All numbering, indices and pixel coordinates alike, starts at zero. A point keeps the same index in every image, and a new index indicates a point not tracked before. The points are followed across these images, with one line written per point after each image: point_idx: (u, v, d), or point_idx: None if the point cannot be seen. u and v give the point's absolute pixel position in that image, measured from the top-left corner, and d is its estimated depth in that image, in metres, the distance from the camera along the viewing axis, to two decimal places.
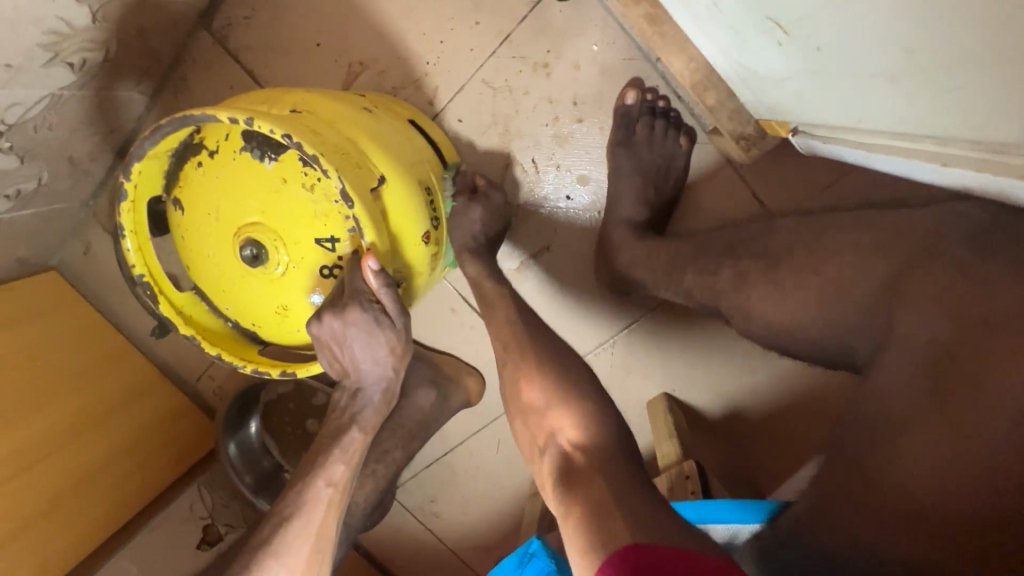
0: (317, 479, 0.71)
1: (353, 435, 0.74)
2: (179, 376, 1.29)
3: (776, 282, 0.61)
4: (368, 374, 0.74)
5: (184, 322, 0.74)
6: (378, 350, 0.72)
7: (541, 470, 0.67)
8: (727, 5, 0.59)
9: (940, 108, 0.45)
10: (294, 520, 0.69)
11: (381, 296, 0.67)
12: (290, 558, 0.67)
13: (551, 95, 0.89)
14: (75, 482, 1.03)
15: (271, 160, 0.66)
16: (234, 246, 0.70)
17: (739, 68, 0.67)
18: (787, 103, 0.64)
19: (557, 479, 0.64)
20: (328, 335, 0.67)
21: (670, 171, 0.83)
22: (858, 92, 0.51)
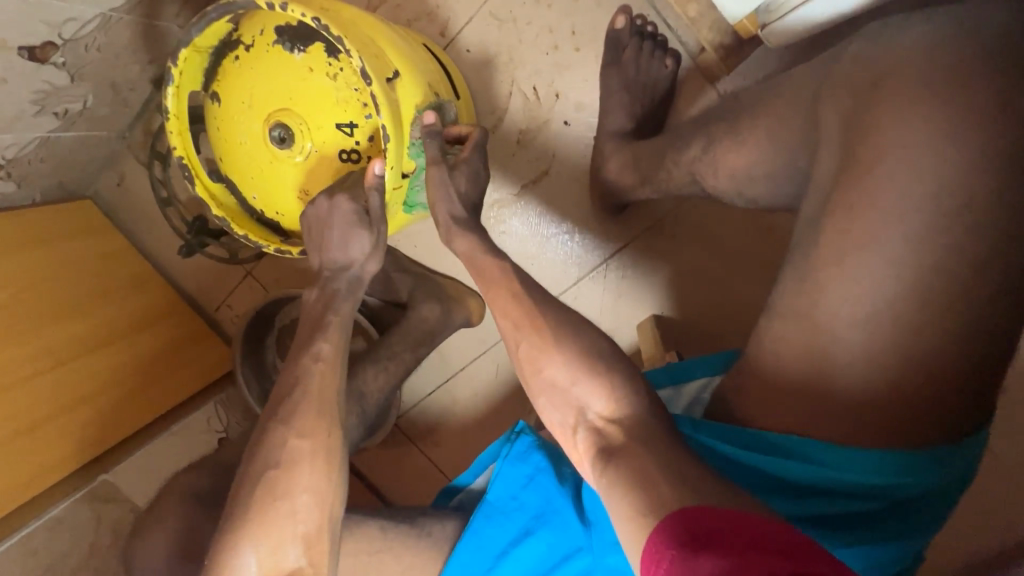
0: (305, 356, 0.72)
1: (329, 319, 0.75)
2: (200, 305, 1.38)
3: (743, 144, 0.67)
4: (342, 262, 0.77)
5: (217, 205, 0.84)
6: (352, 244, 0.76)
7: (538, 381, 0.64)
8: None
9: None
10: (292, 395, 0.68)
11: (371, 197, 0.73)
12: (298, 423, 0.66)
13: (551, 25, 0.97)
14: (96, 385, 1.09)
15: (300, 52, 0.75)
16: (264, 132, 0.78)
17: None
18: None
19: (552, 390, 0.63)
20: (316, 215, 0.75)
21: (654, 89, 0.92)
22: None
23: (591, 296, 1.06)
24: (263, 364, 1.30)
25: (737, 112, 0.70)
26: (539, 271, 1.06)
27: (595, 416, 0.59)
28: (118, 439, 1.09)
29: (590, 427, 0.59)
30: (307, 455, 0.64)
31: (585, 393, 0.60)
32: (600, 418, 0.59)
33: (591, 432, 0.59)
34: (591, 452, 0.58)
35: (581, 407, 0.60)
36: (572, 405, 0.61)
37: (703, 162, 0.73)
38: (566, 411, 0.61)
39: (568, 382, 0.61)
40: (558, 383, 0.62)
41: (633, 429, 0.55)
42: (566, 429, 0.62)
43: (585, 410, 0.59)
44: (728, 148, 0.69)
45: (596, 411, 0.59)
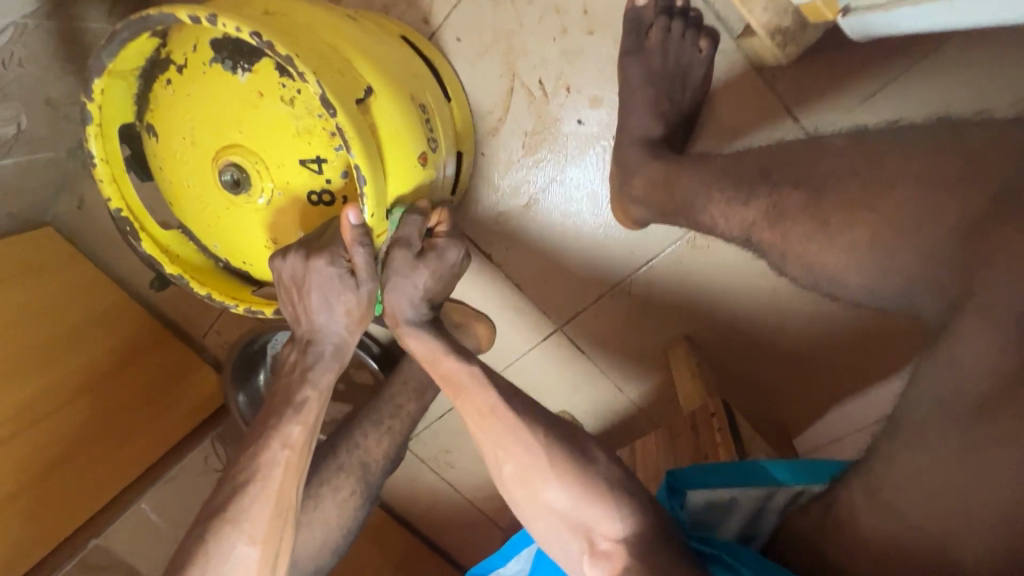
0: (272, 441, 0.61)
1: (306, 393, 0.63)
2: (187, 332, 1.27)
3: (822, 218, 0.54)
4: (324, 325, 0.63)
5: (170, 260, 0.70)
6: (336, 308, 0.62)
7: (523, 495, 0.57)
8: None
9: None
10: (249, 487, 0.59)
11: (355, 255, 0.58)
12: (249, 525, 0.57)
13: (558, 3, 0.80)
14: (78, 440, 1.01)
15: (244, 72, 0.59)
16: (213, 173, 0.64)
17: None
18: None
19: (545, 509, 0.55)
20: (289, 275, 0.59)
21: (687, 80, 0.75)
22: None
23: (596, 328, 0.95)
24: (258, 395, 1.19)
25: (819, 161, 0.55)
26: (535, 301, 0.95)
27: (603, 539, 0.52)
28: (113, 493, 1.02)
29: (600, 553, 0.52)
30: (257, 566, 0.57)
31: (589, 516, 0.53)
32: (609, 541, 0.52)
33: (600, 558, 0.52)
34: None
35: (587, 531, 0.53)
36: (580, 535, 0.53)
37: (763, 219, 0.58)
38: (569, 537, 0.54)
39: (567, 509, 0.54)
40: (554, 506, 0.55)
41: (646, 554, 0.50)
42: (570, 562, 0.54)
43: (591, 533, 0.53)
44: (804, 223, 0.55)
45: (603, 533, 0.52)
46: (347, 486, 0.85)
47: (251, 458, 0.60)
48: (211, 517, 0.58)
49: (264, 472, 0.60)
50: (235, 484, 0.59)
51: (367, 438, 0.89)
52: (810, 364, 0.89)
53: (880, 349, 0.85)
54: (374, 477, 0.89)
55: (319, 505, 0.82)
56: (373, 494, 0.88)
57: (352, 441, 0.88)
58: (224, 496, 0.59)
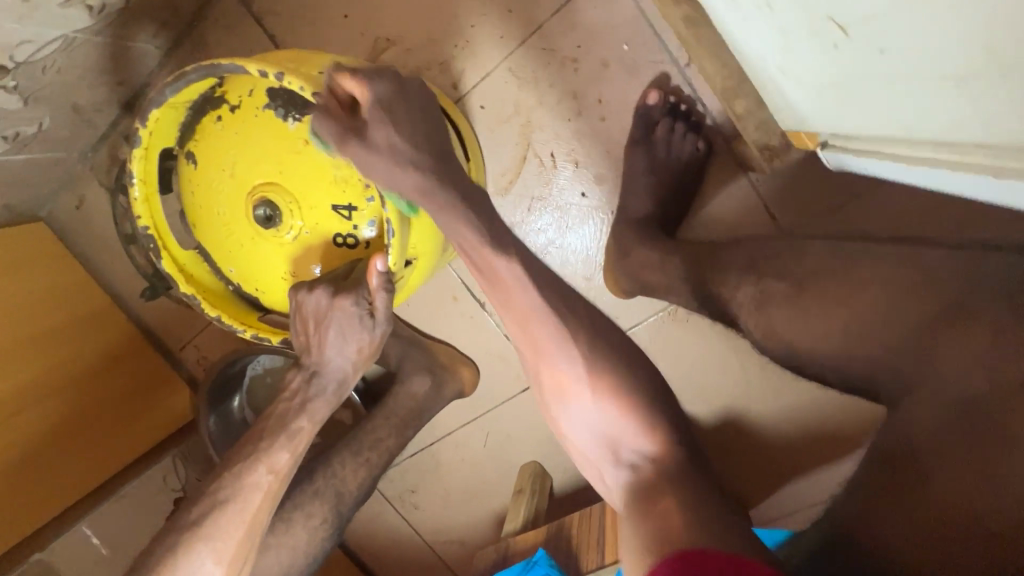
0: (259, 464, 0.62)
1: (300, 422, 0.65)
2: (165, 343, 1.26)
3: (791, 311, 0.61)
4: (331, 360, 0.66)
5: (184, 278, 0.72)
6: (348, 344, 0.65)
7: (557, 400, 0.58)
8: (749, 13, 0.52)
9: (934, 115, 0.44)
10: (229, 505, 0.59)
11: (377, 299, 0.62)
12: (219, 544, 0.58)
13: (576, 90, 0.88)
14: (37, 445, 0.98)
15: (295, 121, 0.65)
16: (247, 205, 0.68)
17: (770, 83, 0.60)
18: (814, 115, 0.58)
19: (584, 424, 0.56)
20: (312, 308, 0.63)
21: (684, 176, 0.85)
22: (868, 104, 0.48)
23: (669, 339, 0.94)
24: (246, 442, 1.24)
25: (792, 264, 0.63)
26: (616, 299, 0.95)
27: (630, 452, 0.54)
28: (66, 503, 1.00)
29: (626, 464, 0.54)
30: None
31: (620, 429, 0.54)
32: (638, 454, 0.53)
33: (624, 468, 0.54)
34: (624, 491, 0.53)
35: (614, 444, 0.54)
36: (603, 450, 0.55)
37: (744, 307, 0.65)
38: (595, 447, 0.56)
39: (602, 425, 0.55)
40: (587, 416, 0.56)
41: (672, 466, 0.51)
42: (591, 464, 0.57)
43: (616, 446, 0.54)
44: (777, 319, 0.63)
45: (630, 446, 0.54)
46: (320, 514, 0.85)
47: (235, 476, 0.61)
48: (185, 530, 0.58)
49: (249, 491, 0.61)
50: (217, 501, 0.60)
51: (343, 471, 0.90)
52: (769, 444, 0.96)
53: (835, 436, 0.92)
54: (347, 508, 0.89)
55: (289, 529, 0.82)
56: (340, 526, 0.88)
57: (330, 470, 0.89)
58: (198, 512, 0.59)
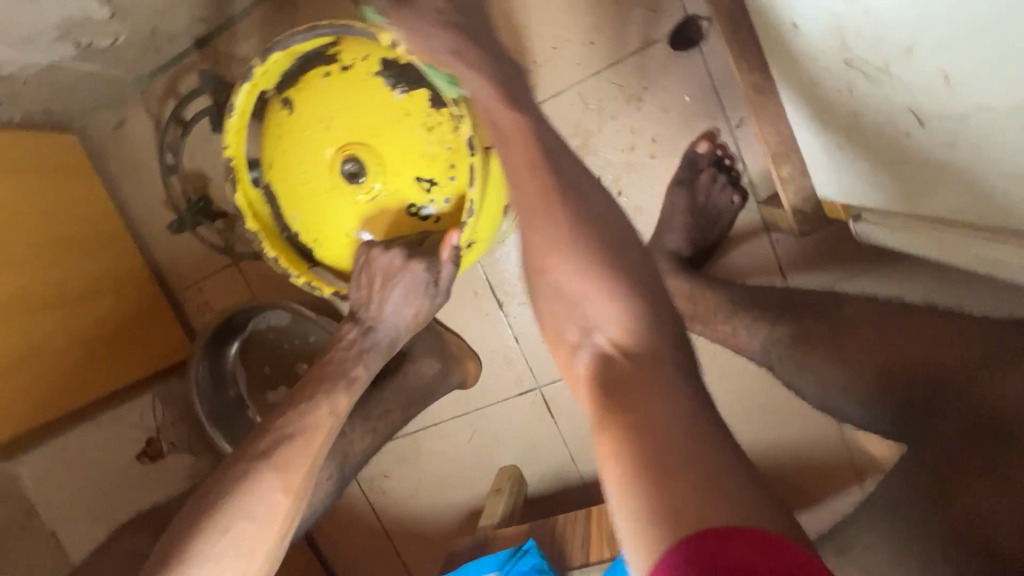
0: (321, 404, 0.64)
1: (358, 371, 0.69)
2: (169, 280, 1.24)
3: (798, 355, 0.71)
4: (389, 317, 0.70)
5: (252, 216, 0.75)
6: (408, 305, 0.70)
7: (546, 291, 0.55)
8: (825, 86, 0.61)
9: (962, 194, 0.52)
10: (292, 440, 0.61)
11: (444, 269, 0.66)
12: (287, 473, 0.59)
13: (634, 126, 0.97)
14: (28, 353, 0.96)
15: (401, 92, 0.69)
16: (334, 159, 0.72)
17: (825, 151, 0.70)
18: (857, 186, 0.68)
19: (560, 300, 0.54)
20: (382, 266, 0.67)
21: (717, 222, 0.94)
22: (910, 177, 0.57)
23: None
24: (236, 408, 1.21)
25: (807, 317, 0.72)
26: None
27: (603, 339, 0.52)
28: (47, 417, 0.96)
29: (595, 349, 0.52)
30: (281, 516, 0.57)
31: (594, 310, 0.52)
32: (608, 342, 0.51)
33: (595, 353, 0.52)
34: (591, 374, 0.51)
35: (587, 326, 0.52)
36: (579, 336, 0.53)
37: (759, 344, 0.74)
38: (568, 325, 0.54)
39: (580, 300, 0.53)
40: (567, 294, 0.53)
41: (647, 357, 0.49)
42: (562, 344, 0.54)
43: (593, 328, 0.52)
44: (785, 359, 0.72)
45: (603, 330, 0.52)
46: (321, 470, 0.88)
47: (297, 412, 0.63)
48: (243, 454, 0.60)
49: (311, 428, 0.62)
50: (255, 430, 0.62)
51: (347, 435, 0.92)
52: None
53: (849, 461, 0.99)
54: (345, 470, 0.91)
55: None
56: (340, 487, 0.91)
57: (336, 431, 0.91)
58: (265, 443, 0.60)
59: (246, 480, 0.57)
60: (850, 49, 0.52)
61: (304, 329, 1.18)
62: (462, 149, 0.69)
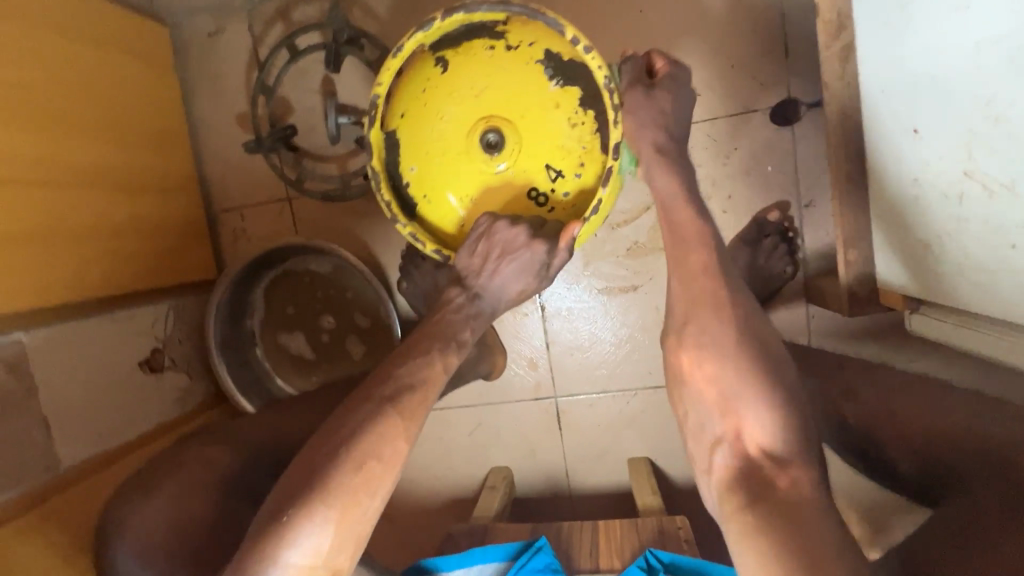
0: (436, 359, 0.66)
1: (463, 334, 0.71)
2: (212, 198, 1.22)
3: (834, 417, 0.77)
4: (494, 288, 0.75)
5: (377, 157, 0.77)
6: (518, 281, 0.75)
7: (693, 381, 0.63)
8: (926, 190, 0.70)
9: (1020, 303, 0.59)
10: (415, 390, 0.62)
11: (558, 256, 0.72)
12: (411, 420, 0.60)
13: (714, 179, 1.05)
14: (68, 227, 0.91)
15: (556, 85, 0.73)
16: (474, 127, 0.75)
17: (897, 244, 0.78)
18: (914, 282, 0.76)
19: (704, 398, 0.62)
20: (504, 239, 0.72)
21: (769, 285, 1.01)
22: (972, 281, 0.65)
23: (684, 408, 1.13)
24: (245, 341, 1.19)
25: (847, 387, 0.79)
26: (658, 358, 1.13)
27: (749, 441, 0.57)
28: (69, 298, 0.91)
29: (740, 447, 0.57)
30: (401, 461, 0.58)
31: (743, 410, 0.58)
32: (754, 445, 0.57)
33: (736, 450, 0.58)
34: (730, 470, 0.57)
35: (735, 426, 0.58)
36: (726, 432, 0.59)
37: None
38: (716, 417, 0.60)
39: (730, 396, 0.59)
40: (719, 391, 0.60)
41: (796, 456, 0.55)
42: (702, 439, 0.61)
43: (741, 432, 0.58)
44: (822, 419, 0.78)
45: (751, 434, 0.57)
46: None
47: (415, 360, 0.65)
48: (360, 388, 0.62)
49: (429, 377, 0.64)
50: None
51: None
52: None
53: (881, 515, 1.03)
54: None
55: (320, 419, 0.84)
56: None
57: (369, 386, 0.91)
58: (389, 389, 0.61)
59: (374, 420, 0.58)
60: (974, 162, 0.61)
61: (345, 280, 1.18)
62: (597, 152, 0.73)
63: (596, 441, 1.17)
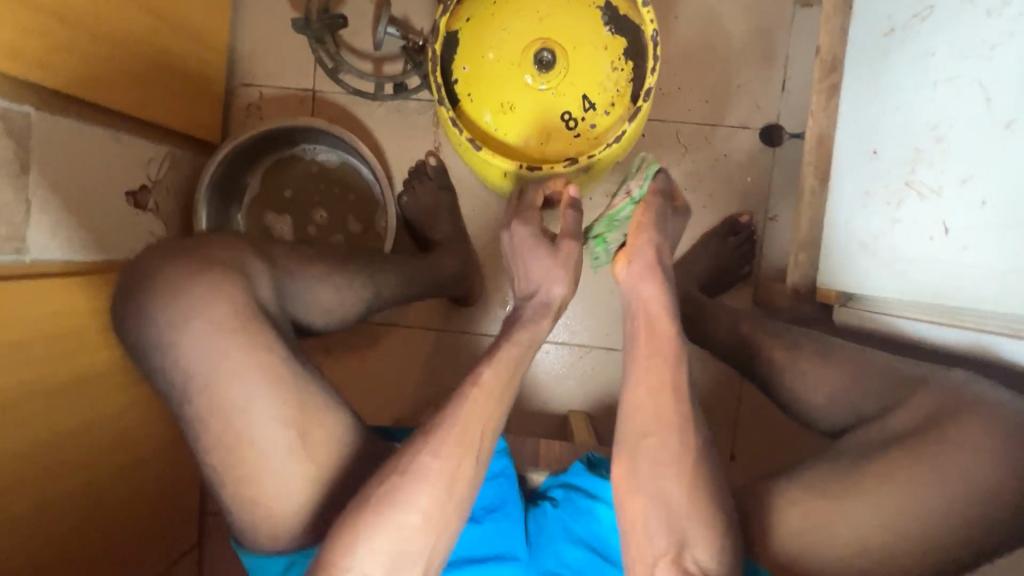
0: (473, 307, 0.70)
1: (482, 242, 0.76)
2: (235, 68, 1.23)
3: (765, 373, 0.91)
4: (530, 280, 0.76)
5: (438, 43, 0.84)
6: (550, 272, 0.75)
7: (645, 498, 0.65)
8: (874, 196, 0.86)
9: (933, 288, 0.74)
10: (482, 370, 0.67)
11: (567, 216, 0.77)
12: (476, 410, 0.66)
13: (702, 177, 1.20)
14: (113, 34, 0.91)
15: (609, 31, 0.84)
16: (532, 45, 0.84)
17: (839, 245, 0.94)
18: (846, 278, 0.92)
19: (657, 516, 0.65)
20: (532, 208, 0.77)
21: (727, 275, 1.16)
22: (898, 270, 0.80)
23: None
24: (230, 195, 1.18)
25: None
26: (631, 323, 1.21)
27: (691, 561, 0.63)
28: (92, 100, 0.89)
29: (681, 567, 0.63)
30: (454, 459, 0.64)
31: (692, 537, 0.64)
32: (694, 564, 0.63)
33: (677, 567, 0.63)
34: None
35: (679, 550, 0.64)
36: (671, 551, 0.64)
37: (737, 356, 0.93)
38: (664, 537, 0.64)
39: (677, 514, 0.64)
40: (673, 509, 0.64)
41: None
42: (646, 554, 0.65)
43: (685, 551, 0.63)
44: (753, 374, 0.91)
45: (694, 556, 0.63)
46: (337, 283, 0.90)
47: (431, 448, 0.64)
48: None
49: (461, 451, 0.64)
50: None
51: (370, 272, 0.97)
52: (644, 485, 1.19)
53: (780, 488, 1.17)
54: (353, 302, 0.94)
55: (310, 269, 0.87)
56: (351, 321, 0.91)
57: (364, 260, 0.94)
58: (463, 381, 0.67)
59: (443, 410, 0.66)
60: (916, 173, 0.76)
61: (349, 178, 1.22)
62: (628, 97, 0.85)
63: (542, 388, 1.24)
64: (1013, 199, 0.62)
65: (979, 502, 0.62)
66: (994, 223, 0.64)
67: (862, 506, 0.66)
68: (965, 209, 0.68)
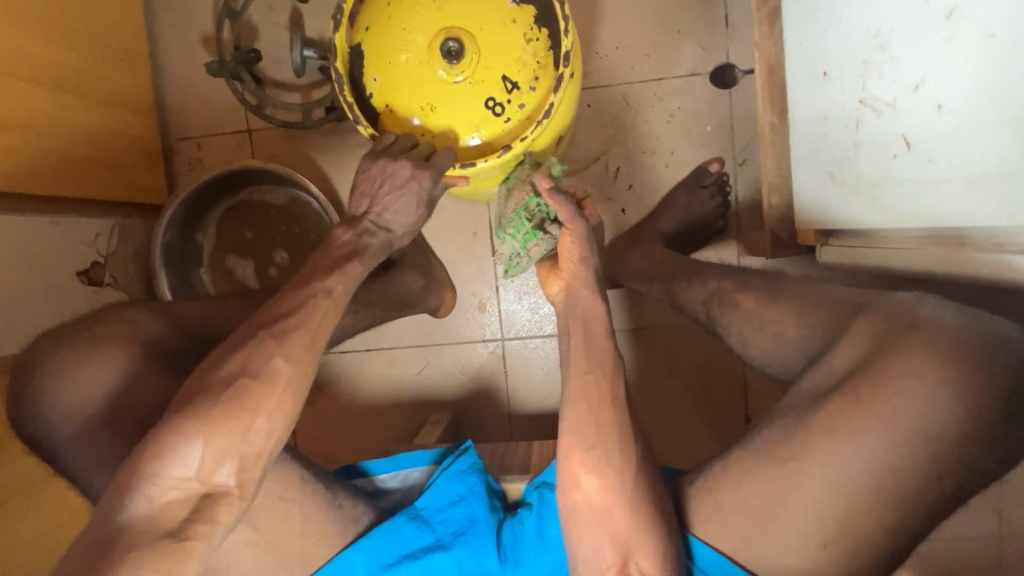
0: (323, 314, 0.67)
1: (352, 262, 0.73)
2: (169, 124, 1.21)
3: None
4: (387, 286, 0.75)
5: (342, 60, 0.83)
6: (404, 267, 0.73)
7: (589, 520, 0.59)
8: (831, 120, 0.78)
9: (909, 212, 0.67)
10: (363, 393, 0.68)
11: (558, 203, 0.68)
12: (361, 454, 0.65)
13: (660, 135, 1.13)
14: (24, 120, 0.91)
15: (514, 3, 0.79)
16: (437, 35, 0.79)
17: (808, 181, 0.86)
18: (823, 217, 0.84)
19: (598, 529, 0.59)
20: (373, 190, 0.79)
21: (704, 231, 1.09)
22: (871, 199, 0.72)
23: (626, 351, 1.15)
24: (189, 252, 1.18)
25: None
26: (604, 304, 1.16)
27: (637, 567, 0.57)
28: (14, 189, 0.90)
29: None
30: None
31: (636, 544, 0.57)
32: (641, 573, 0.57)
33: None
34: None
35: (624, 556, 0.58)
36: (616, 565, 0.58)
37: None
38: (606, 552, 0.58)
39: (615, 529, 0.58)
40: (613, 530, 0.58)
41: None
42: (591, 566, 0.59)
43: (629, 560, 0.57)
44: None
45: (640, 565, 0.57)
46: None
47: None
48: (310, 275, 0.68)
49: None
50: None
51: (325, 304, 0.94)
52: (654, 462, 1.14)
53: None
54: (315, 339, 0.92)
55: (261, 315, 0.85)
56: None
57: None
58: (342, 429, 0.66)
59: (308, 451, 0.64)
60: (869, 88, 0.69)
61: (301, 212, 1.18)
62: (550, 67, 0.80)
63: (536, 383, 1.19)
64: (968, 96, 0.55)
65: (944, 432, 0.50)
66: (955, 126, 0.57)
67: (818, 467, 0.54)
68: (925, 117, 0.61)
